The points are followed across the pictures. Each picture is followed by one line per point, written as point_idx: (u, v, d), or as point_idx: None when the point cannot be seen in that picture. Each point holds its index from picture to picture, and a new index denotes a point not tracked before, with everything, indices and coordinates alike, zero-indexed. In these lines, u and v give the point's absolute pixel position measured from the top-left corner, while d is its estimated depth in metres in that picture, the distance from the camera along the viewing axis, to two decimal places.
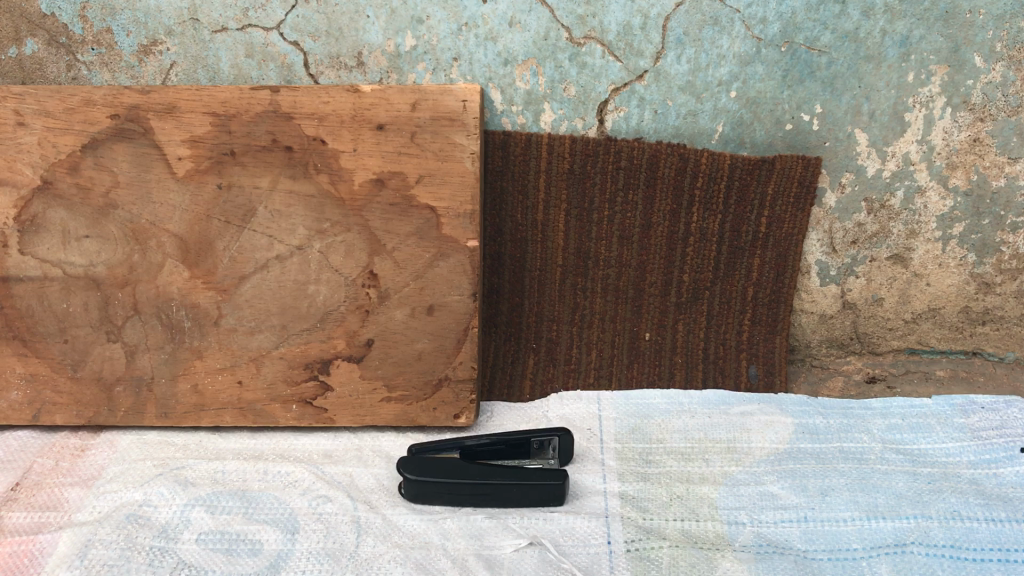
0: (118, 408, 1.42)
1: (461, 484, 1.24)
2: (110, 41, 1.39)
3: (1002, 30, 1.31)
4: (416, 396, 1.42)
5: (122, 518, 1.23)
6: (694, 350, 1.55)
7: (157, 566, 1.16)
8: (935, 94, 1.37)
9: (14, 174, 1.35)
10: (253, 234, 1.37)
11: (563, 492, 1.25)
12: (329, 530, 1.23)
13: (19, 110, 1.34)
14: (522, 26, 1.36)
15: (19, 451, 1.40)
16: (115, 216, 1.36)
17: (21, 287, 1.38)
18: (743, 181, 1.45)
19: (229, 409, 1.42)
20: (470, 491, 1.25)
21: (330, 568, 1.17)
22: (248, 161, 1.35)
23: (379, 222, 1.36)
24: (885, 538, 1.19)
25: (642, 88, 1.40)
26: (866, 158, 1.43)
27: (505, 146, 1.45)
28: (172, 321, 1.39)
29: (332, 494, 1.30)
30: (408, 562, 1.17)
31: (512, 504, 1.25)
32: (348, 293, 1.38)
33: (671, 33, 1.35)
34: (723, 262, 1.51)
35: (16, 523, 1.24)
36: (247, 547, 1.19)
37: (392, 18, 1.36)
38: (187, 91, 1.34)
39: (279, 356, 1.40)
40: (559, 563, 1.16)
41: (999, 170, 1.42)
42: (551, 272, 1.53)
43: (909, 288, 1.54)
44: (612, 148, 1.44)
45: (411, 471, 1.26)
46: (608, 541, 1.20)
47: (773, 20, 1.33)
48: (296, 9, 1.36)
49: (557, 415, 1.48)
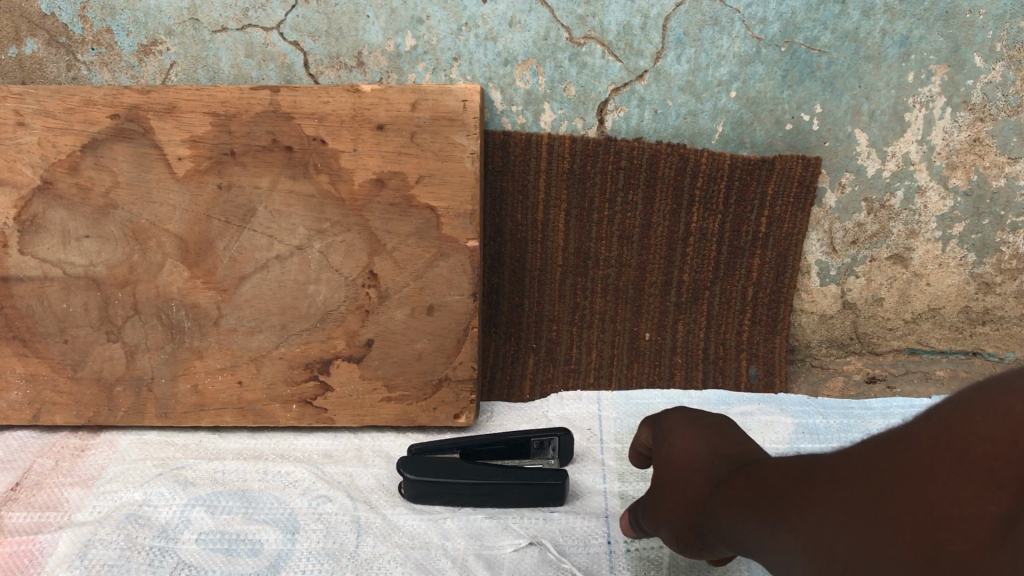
0: (118, 408, 1.42)
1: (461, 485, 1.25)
2: (110, 41, 1.39)
3: (1002, 30, 1.31)
4: (417, 396, 1.42)
5: (122, 518, 1.25)
6: (694, 350, 1.56)
7: (157, 566, 1.18)
8: (935, 94, 1.37)
9: (14, 174, 1.34)
10: (253, 235, 1.37)
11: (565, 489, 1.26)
12: (329, 530, 1.25)
13: (19, 110, 1.33)
14: (522, 26, 1.36)
15: (19, 451, 1.40)
16: (114, 216, 1.36)
17: (21, 287, 1.38)
18: (743, 181, 1.45)
19: (229, 410, 1.42)
20: (471, 493, 1.25)
21: (330, 567, 1.19)
22: (248, 161, 1.35)
23: (379, 222, 1.36)
24: None
25: (642, 88, 1.40)
26: (866, 158, 1.43)
27: (505, 146, 1.45)
28: (172, 321, 1.39)
29: (332, 494, 1.32)
30: (408, 562, 1.19)
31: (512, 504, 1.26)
32: (349, 294, 1.38)
33: (671, 33, 1.35)
34: (723, 262, 1.52)
35: (17, 523, 1.25)
36: (247, 547, 1.21)
37: (392, 18, 1.36)
38: (187, 91, 1.34)
39: (279, 356, 1.40)
40: (559, 563, 1.18)
41: (999, 170, 1.42)
42: (551, 272, 1.53)
43: (909, 288, 1.54)
44: (613, 148, 1.44)
45: (408, 473, 1.26)
46: (608, 541, 1.21)
47: (773, 20, 1.33)
48: (295, 9, 1.35)
49: (558, 415, 1.49)
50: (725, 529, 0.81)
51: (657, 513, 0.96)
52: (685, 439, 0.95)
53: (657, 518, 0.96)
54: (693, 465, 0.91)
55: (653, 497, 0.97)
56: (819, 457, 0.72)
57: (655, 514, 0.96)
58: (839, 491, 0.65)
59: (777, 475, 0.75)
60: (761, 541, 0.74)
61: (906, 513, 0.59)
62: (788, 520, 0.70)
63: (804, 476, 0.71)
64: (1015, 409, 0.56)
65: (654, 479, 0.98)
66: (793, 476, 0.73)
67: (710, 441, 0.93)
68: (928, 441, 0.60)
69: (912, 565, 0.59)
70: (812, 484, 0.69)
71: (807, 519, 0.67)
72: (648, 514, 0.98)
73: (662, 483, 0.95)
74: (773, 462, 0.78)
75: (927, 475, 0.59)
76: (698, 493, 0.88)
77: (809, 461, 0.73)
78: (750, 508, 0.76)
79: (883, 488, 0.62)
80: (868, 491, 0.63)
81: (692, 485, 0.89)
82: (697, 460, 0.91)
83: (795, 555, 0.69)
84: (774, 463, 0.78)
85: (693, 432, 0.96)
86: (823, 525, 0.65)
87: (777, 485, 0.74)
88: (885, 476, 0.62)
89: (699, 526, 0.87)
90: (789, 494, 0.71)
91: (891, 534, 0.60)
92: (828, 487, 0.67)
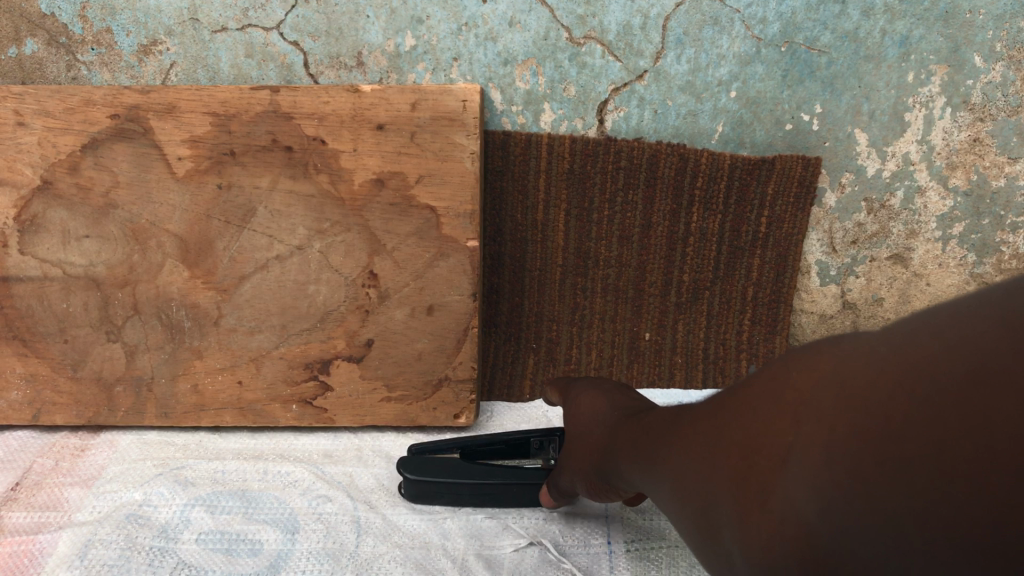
0: (118, 407, 1.42)
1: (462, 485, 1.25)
2: (111, 41, 1.38)
3: (1002, 30, 1.31)
4: (417, 396, 1.42)
5: (122, 518, 1.26)
6: (694, 350, 1.56)
7: (157, 566, 1.19)
8: (935, 94, 1.37)
9: (14, 174, 1.34)
10: (253, 234, 1.37)
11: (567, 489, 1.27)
12: (329, 530, 1.26)
13: (19, 110, 1.33)
14: (522, 26, 1.36)
15: (19, 451, 1.40)
16: (115, 216, 1.36)
17: (21, 287, 1.38)
18: (743, 181, 1.46)
19: (229, 409, 1.42)
20: (472, 492, 1.26)
21: (330, 567, 1.21)
22: (248, 161, 1.35)
23: (379, 222, 1.37)
24: None
25: (642, 88, 1.40)
26: (866, 158, 1.43)
27: (505, 146, 1.45)
28: (172, 321, 1.39)
29: (332, 494, 1.32)
30: (408, 562, 1.21)
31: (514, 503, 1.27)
32: (349, 293, 1.39)
33: (671, 33, 1.35)
34: (723, 262, 1.52)
35: (16, 523, 1.25)
36: (247, 547, 1.22)
37: (392, 18, 1.36)
38: (187, 91, 1.33)
39: (279, 356, 1.40)
40: (559, 563, 1.20)
41: (999, 170, 1.41)
42: (551, 272, 1.52)
43: (909, 288, 1.54)
44: (613, 148, 1.44)
45: (408, 474, 1.26)
46: (608, 541, 1.23)
47: (773, 20, 1.33)
48: (295, 9, 1.35)
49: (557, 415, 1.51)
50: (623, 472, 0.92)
51: (574, 466, 1.10)
52: (589, 400, 1.13)
53: (575, 470, 1.10)
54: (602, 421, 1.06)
55: (569, 448, 1.13)
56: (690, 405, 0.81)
57: (569, 469, 1.12)
58: (689, 429, 0.74)
59: (657, 422, 0.86)
60: (643, 480, 0.84)
61: (717, 443, 0.66)
62: (657, 459, 0.79)
63: (676, 421, 0.80)
64: (812, 356, 0.60)
65: (569, 435, 1.14)
66: (668, 422, 0.83)
67: (612, 400, 1.10)
68: (747, 385, 0.67)
69: (715, 487, 0.65)
70: (677, 426, 0.78)
71: (666, 452, 0.77)
72: (565, 466, 1.14)
73: (576, 441, 1.11)
74: (662, 413, 0.89)
75: (736, 410, 0.65)
76: (599, 442, 1.04)
77: (682, 411, 0.82)
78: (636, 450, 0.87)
79: (710, 424, 0.69)
80: (702, 426, 0.71)
81: (599, 435, 1.04)
82: (599, 414, 1.08)
83: (666, 489, 0.76)
84: (663, 414, 0.88)
85: (598, 389, 1.15)
86: (675, 458, 0.74)
87: (654, 431, 0.85)
88: (714, 414, 0.70)
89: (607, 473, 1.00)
90: (662, 435, 0.81)
91: (708, 465, 0.67)
92: (685, 427, 0.75)
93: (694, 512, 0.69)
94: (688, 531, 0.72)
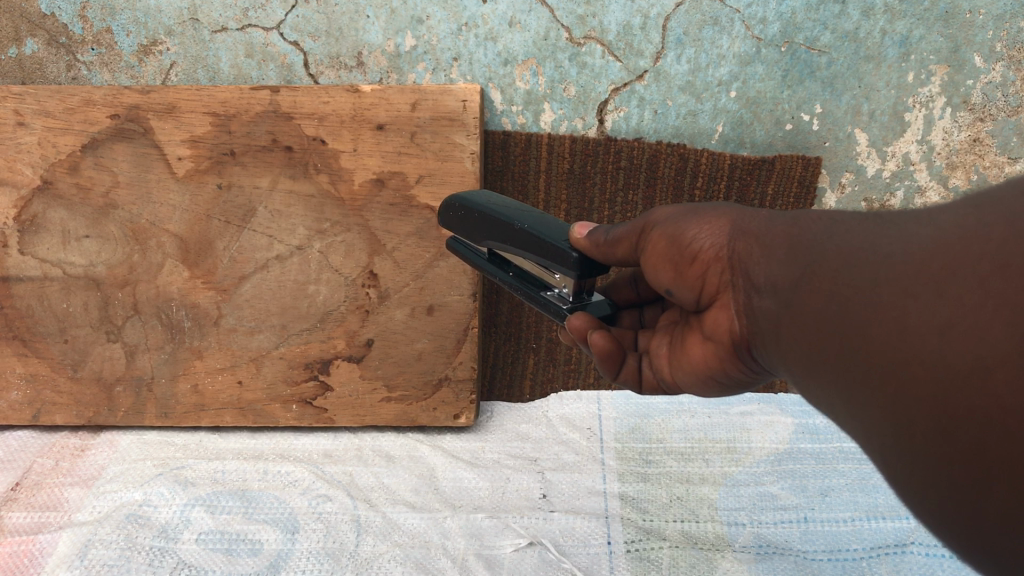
0: (118, 408, 1.42)
1: (484, 230, 1.04)
2: (111, 41, 1.38)
3: (1002, 30, 1.31)
4: (417, 396, 1.42)
5: (122, 518, 1.26)
6: None
7: (157, 566, 1.20)
8: (935, 94, 1.36)
9: (14, 174, 1.35)
10: (253, 235, 1.37)
11: (592, 309, 0.97)
12: (329, 529, 1.27)
13: (19, 110, 1.33)
14: (522, 26, 1.35)
15: (19, 451, 1.41)
16: (114, 216, 1.36)
17: (21, 287, 1.38)
18: (743, 181, 1.46)
19: (229, 409, 1.42)
20: (491, 244, 1.04)
21: (330, 567, 1.21)
22: (248, 161, 1.35)
23: (379, 222, 1.37)
24: (886, 539, 1.22)
25: (642, 88, 1.40)
26: (865, 158, 1.43)
27: (505, 146, 1.46)
28: (172, 321, 1.39)
29: (332, 493, 1.32)
30: (408, 562, 1.21)
31: (537, 286, 1.02)
32: (349, 294, 1.39)
33: (671, 33, 1.35)
34: None
35: (16, 523, 1.26)
36: (247, 547, 1.23)
37: (392, 18, 1.35)
38: (187, 91, 1.33)
39: (279, 356, 1.41)
40: (559, 563, 1.21)
41: (999, 170, 1.42)
42: None
43: None
44: (613, 148, 1.45)
45: (452, 199, 1.10)
46: (608, 541, 1.24)
47: (773, 20, 1.32)
48: (295, 9, 1.35)
49: (557, 415, 1.49)
50: (769, 302, 0.72)
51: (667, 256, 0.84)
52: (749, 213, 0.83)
53: (669, 254, 0.84)
54: (752, 211, 0.80)
55: (674, 217, 0.85)
56: (923, 213, 0.60)
57: (653, 259, 0.86)
58: (953, 242, 0.54)
59: (875, 234, 0.63)
60: (812, 330, 0.64)
61: None
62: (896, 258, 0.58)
63: (896, 233, 0.60)
64: None
65: (681, 207, 0.86)
66: (878, 235, 0.62)
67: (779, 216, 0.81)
68: None
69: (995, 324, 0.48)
70: (910, 240, 0.58)
71: (892, 277, 0.57)
72: (643, 242, 0.88)
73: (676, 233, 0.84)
74: (839, 224, 0.68)
75: None
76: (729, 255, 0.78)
77: (907, 220, 0.61)
78: (807, 279, 0.66)
79: (1018, 235, 0.49)
80: (989, 239, 0.51)
81: (734, 224, 0.80)
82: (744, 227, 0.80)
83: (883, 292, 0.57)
84: (848, 225, 0.67)
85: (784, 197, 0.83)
86: (922, 283, 0.54)
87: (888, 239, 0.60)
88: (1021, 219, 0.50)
89: (738, 276, 0.77)
90: (869, 254, 0.61)
91: (1000, 306, 0.48)
92: (936, 242, 0.55)
93: (929, 378, 0.51)
94: (897, 407, 0.54)
